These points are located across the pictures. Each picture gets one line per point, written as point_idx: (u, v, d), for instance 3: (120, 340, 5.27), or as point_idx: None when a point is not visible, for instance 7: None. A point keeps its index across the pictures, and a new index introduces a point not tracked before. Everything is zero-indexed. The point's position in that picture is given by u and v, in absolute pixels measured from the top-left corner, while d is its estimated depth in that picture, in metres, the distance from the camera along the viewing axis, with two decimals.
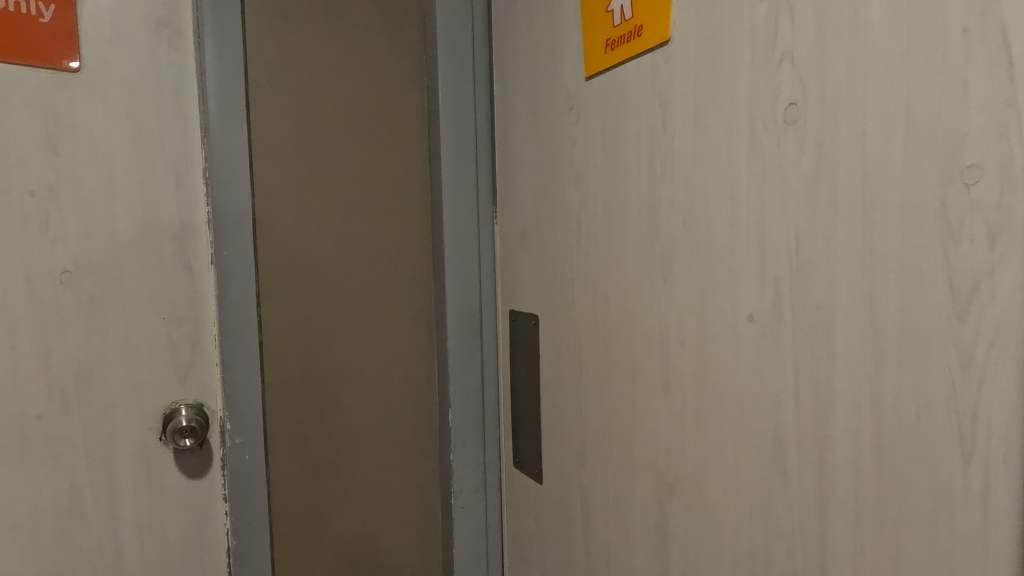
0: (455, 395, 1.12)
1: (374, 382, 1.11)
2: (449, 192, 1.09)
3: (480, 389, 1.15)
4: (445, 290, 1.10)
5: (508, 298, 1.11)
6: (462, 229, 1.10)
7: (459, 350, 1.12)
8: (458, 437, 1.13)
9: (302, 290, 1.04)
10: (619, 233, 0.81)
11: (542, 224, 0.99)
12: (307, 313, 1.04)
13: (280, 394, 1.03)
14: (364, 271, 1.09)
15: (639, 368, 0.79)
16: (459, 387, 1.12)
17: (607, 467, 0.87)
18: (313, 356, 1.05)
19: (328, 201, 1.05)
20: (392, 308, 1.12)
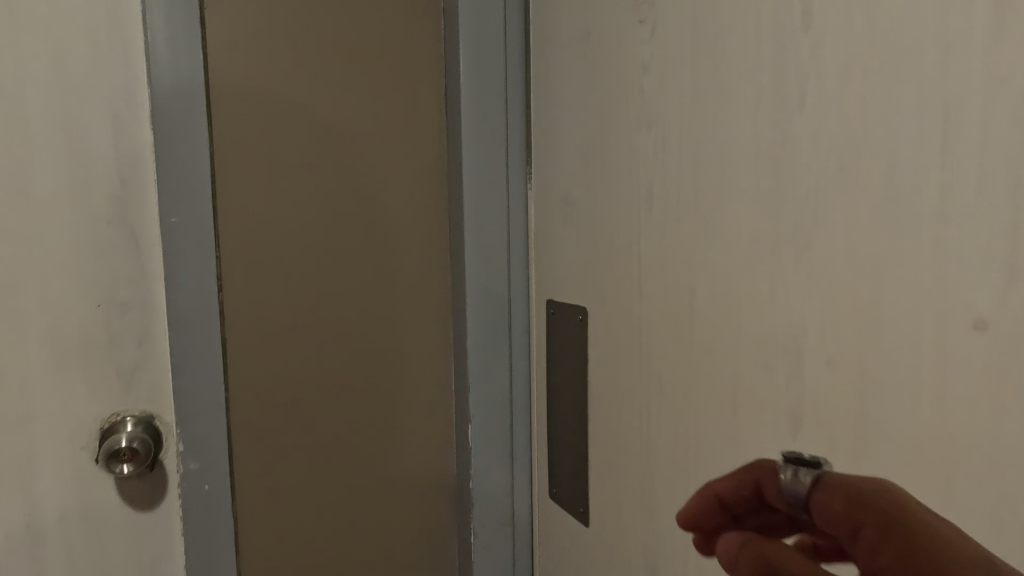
0: (476, 408, 0.88)
1: (377, 390, 0.87)
2: (472, 148, 0.84)
3: (510, 400, 0.90)
4: (465, 275, 0.86)
5: (547, 286, 0.86)
6: (487, 197, 0.85)
7: (482, 352, 0.88)
8: (480, 460, 0.89)
9: (283, 272, 0.81)
10: (718, 192, 0.55)
11: (595, 186, 0.73)
12: (289, 302, 0.81)
13: (254, 405, 0.81)
14: (362, 249, 0.85)
15: (744, 395, 0.53)
16: (482, 397, 0.88)
17: (673, 520, 0.63)
18: (297, 357, 0.82)
19: (316, 158, 0.81)
20: (399, 297, 0.87)
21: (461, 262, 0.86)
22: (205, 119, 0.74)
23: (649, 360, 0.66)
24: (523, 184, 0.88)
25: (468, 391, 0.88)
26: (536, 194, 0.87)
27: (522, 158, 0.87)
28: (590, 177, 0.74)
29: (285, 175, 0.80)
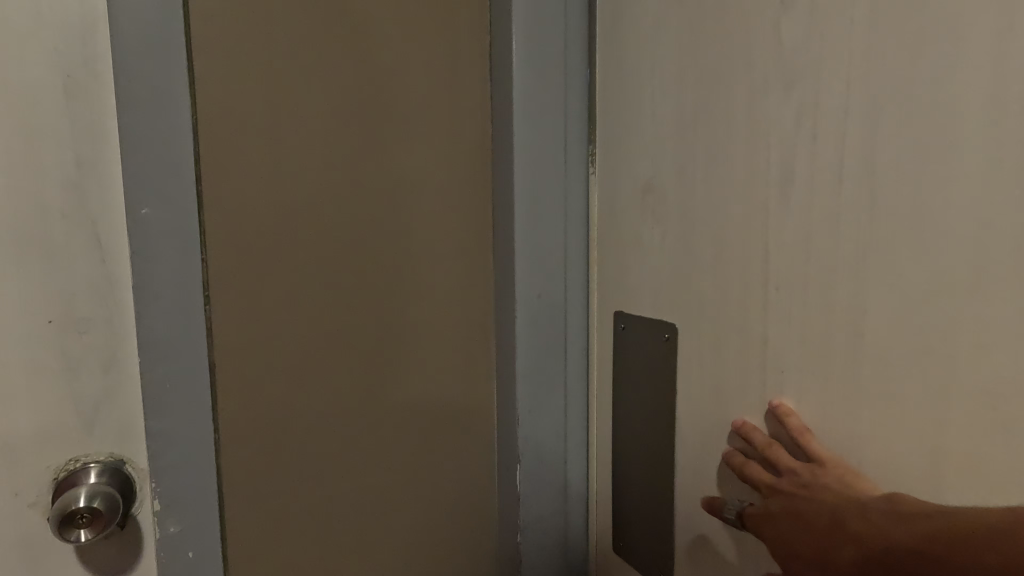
0: (526, 445, 0.72)
1: (406, 428, 0.71)
2: (524, 128, 0.68)
3: (564, 433, 0.75)
4: (514, 282, 0.70)
5: (615, 296, 0.71)
6: (543, 184, 0.70)
7: (533, 378, 0.72)
8: (529, 507, 0.73)
9: (288, 283, 0.63)
10: (921, 183, 0.41)
11: (697, 174, 0.58)
12: (296, 320, 0.64)
13: (252, 451, 0.63)
14: (387, 253, 0.68)
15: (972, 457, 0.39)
16: (535, 433, 0.72)
17: None
18: (307, 389, 0.65)
19: (329, 139, 0.64)
20: (431, 312, 0.71)
21: (508, 267, 0.71)
22: (189, 85, 0.56)
23: (783, 394, 0.51)
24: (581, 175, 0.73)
25: (518, 427, 0.71)
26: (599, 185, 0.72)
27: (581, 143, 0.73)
28: (689, 160, 0.59)
29: (290, 160, 0.62)
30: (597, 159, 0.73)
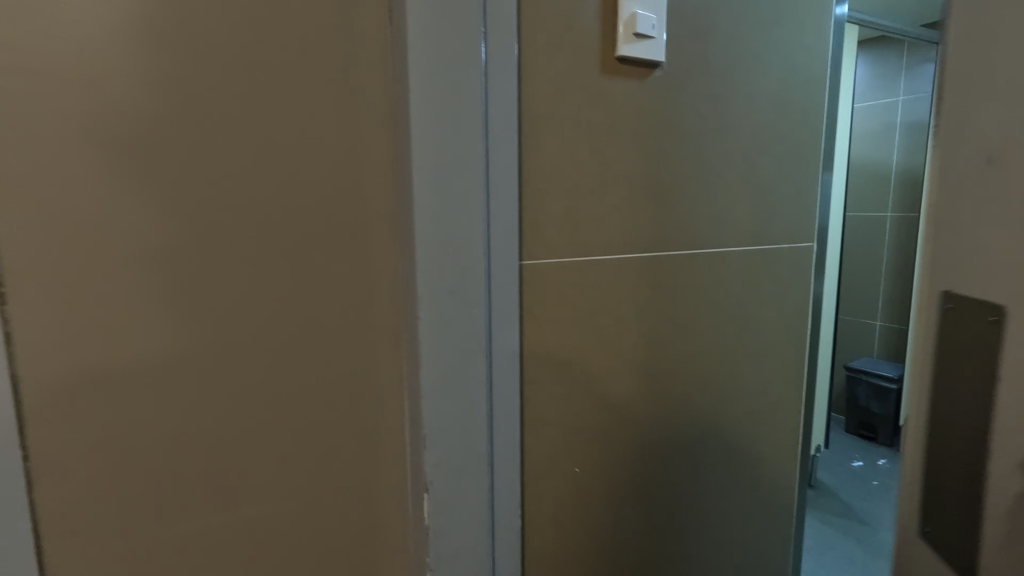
0: (439, 472, 0.47)
1: (325, 454, 0.50)
2: (424, 29, 0.42)
3: (490, 495, 0.51)
4: (415, 218, 0.44)
5: (939, 267, 0.33)
6: (458, 64, 0.44)
7: (446, 369, 0.46)
8: (455, 560, 0.49)
9: (140, 253, 0.42)
10: None
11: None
12: (154, 307, 0.43)
13: (92, 494, 0.43)
14: (294, 208, 0.46)
15: None
16: (448, 499, 0.48)
17: None
18: (175, 404, 0.45)
19: (196, 40, 0.42)
20: (361, 295, 0.49)
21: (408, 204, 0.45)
22: None
23: None
24: (534, 115, 0.50)
25: (426, 489, 0.47)
26: (564, 135, 0.52)
27: (572, 66, 0.51)
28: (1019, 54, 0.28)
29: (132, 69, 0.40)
30: (577, 94, 0.52)
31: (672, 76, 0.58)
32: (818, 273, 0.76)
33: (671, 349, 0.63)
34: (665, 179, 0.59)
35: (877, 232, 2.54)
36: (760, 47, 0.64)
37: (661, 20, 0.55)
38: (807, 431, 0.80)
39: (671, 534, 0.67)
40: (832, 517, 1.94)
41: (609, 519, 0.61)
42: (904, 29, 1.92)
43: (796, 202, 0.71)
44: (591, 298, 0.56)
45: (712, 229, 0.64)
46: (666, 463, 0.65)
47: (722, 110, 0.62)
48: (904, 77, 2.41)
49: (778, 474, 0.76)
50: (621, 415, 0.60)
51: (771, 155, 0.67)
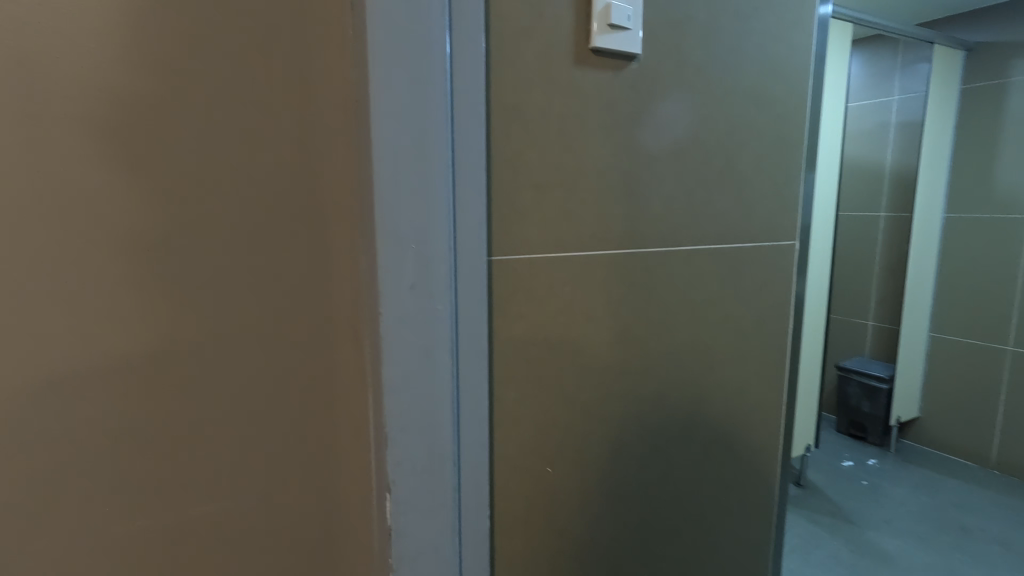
0: (400, 472, 0.46)
1: (288, 450, 0.50)
2: (386, 13, 0.41)
3: (456, 495, 0.50)
4: (375, 212, 0.42)
5: None
6: (420, 54, 0.42)
7: (407, 368, 0.45)
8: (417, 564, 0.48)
9: (90, 247, 0.42)
10: None
11: None
12: (104, 301, 0.43)
13: (50, 480, 0.44)
14: (254, 199, 0.46)
15: None
16: (411, 499, 0.47)
17: None
18: (131, 397, 0.44)
19: (154, 28, 0.42)
20: (324, 289, 0.49)
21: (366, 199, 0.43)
22: None
23: None
24: (503, 105, 0.48)
25: (388, 488, 0.46)
26: (534, 127, 0.51)
27: (543, 56, 0.50)
28: None
29: (88, 57, 0.40)
30: (548, 85, 0.51)
31: (647, 69, 0.57)
32: (799, 271, 0.75)
33: (646, 347, 0.62)
34: (640, 174, 0.58)
35: (871, 232, 2.54)
36: (739, 41, 0.64)
37: (638, 12, 0.54)
38: (788, 431, 0.79)
39: (646, 534, 0.65)
40: (821, 516, 1.94)
41: (582, 520, 0.60)
42: (899, 27, 1.91)
43: (775, 198, 0.70)
44: (563, 294, 0.55)
45: (689, 225, 0.63)
46: (641, 463, 0.64)
47: (700, 104, 0.61)
48: (899, 76, 2.40)
49: (757, 473, 0.75)
50: (594, 414, 0.59)
51: (750, 151, 0.67)
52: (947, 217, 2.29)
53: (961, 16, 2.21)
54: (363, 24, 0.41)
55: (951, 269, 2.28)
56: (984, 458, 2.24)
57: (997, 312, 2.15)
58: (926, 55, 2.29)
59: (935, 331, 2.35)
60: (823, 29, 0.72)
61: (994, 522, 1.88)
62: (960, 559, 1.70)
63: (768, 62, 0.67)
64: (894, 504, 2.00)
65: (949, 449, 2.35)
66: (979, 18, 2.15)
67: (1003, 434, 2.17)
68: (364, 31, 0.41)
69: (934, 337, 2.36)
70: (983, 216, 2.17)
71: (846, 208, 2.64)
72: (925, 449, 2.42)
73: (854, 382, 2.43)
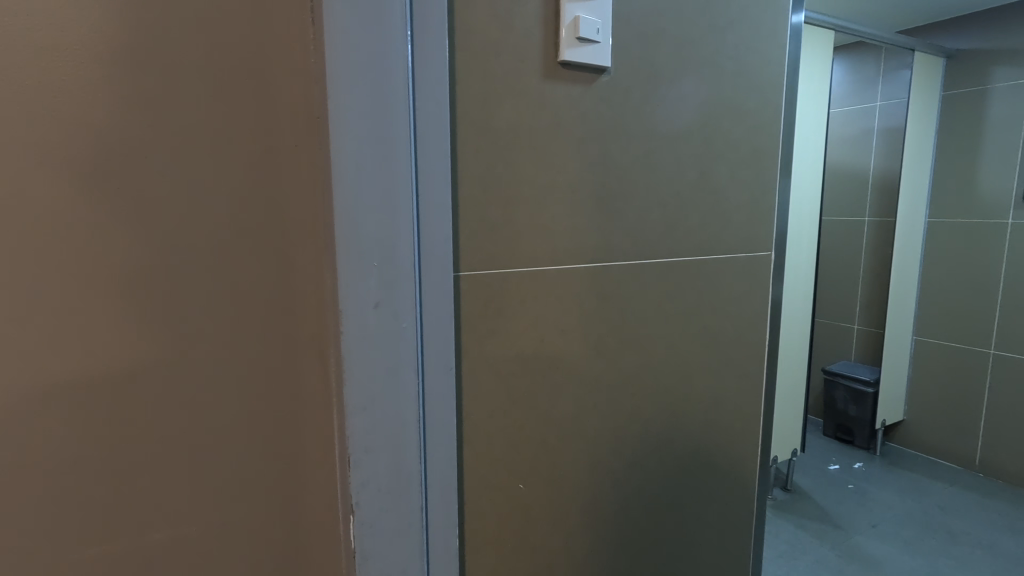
0: (364, 494, 0.45)
1: (252, 475, 0.48)
2: (344, 27, 0.40)
3: (425, 517, 0.49)
4: (334, 231, 0.41)
5: None
6: (380, 71, 0.41)
7: (370, 389, 0.44)
8: None
9: (31, 272, 0.39)
10: None
11: None
12: (47, 328, 0.40)
13: None
14: (213, 216, 0.43)
15: None
16: (376, 521, 0.46)
17: None
18: (82, 428, 0.42)
19: (102, 34, 0.39)
20: (288, 308, 0.47)
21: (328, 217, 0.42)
22: None
23: None
24: (469, 120, 0.48)
25: (352, 511, 0.45)
26: (503, 141, 0.50)
27: (511, 69, 0.50)
28: None
29: (22, 66, 0.37)
30: (516, 100, 0.50)
31: (619, 82, 0.57)
32: (775, 280, 0.75)
33: (620, 360, 0.61)
34: (613, 187, 0.58)
35: (856, 236, 2.56)
36: (712, 53, 0.64)
37: (607, 25, 0.54)
38: (765, 440, 0.79)
39: (624, 548, 0.65)
40: (808, 521, 1.94)
41: (558, 537, 0.59)
42: (882, 33, 1.93)
43: (750, 209, 0.70)
44: (534, 309, 0.54)
45: (663, 238, 0.63)
46: (616, 477, 0.63)
47: (673, 116, 0.61)
48: (882, 82, 2.42)
49: (736, 484, 0.75)
50: (568, 429, 0.58)
51: (724, 163, 0.67)
52: (929, 222, 2.31)
53: (941, 23, 2.24)
54: (319, 39, 0.40)
55: (934, 273, 2.31)
56: (967, 461, 2.26)
57: (980, 315, 2.18)
58: (908, 61, 2.31)
59: (919, 334, 2.37)
60: (797, 38, 0.72)
61: (977, 525, 1.90)
62: (945, 562, 1.71)
63: (742, 73, 0.67)
64: (880, 508, 2.01)
65: (933, 452, 2.37)
66: (959, 26, 2.18)
67: (986, 436, 2.20)
68: (321, 45, 0.40)
69: (918, 340, 2.38)
70: (965, 221, 2.20)
71: (830, 212, 2.66)
72: (909, 452, 2.44)
73: (841, 385, 2.44)
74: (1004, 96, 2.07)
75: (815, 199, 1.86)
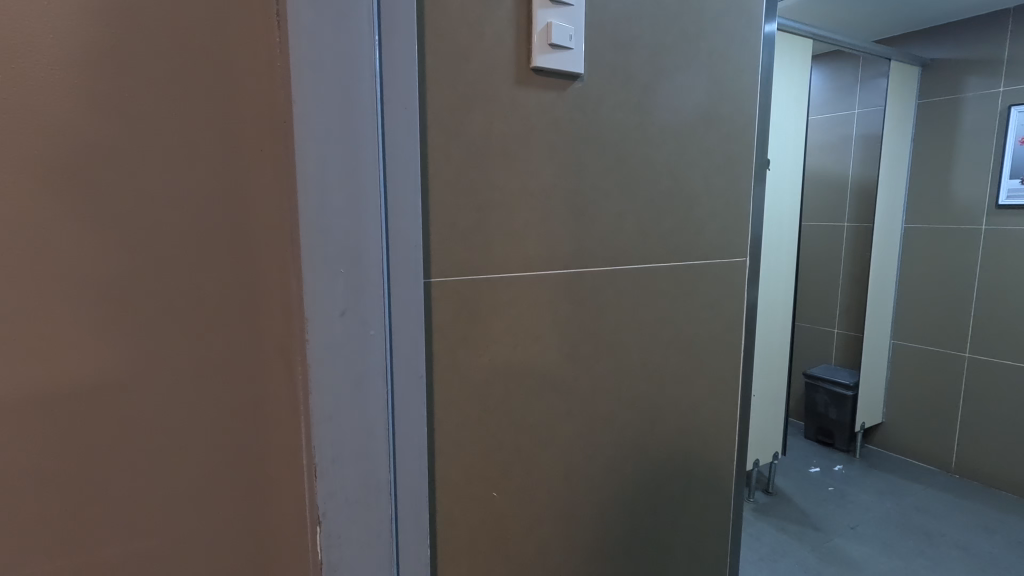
0: (329, 505, 0.44)
1: (217, 487, 0.47)
2: (309, 30, 0.39)
3: (394, 527, 0.48)
4: (299, 238, 0.41)
5: None
6: (345, 76, 0.41)
7: (336, 397, 0.43)
8: None
9: None
10: None
11: None
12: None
13: None
14: (175, 221, 0.42)
15: None
16: (343, 531, 0.45)
17: None
18: (37, 440, 0.41)
19: (61, 35, 0.38)
20: (254, 315, 0.46)
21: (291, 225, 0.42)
22: None
23: None
24: (440, 125, 0.48)
25: (319, 522, 0.44)
26: (474, 147, 0.50)
27: (482, 75, 0.49)
28: None
29: None
30: (487, 106, 0.50)
31: (592, 88, 0.57)
32: (749, 286, 0.76)
33: (595, 367, 0.61)
34: (586, 194, 0.58)
35: (835, 241, 2.60)
36: (685, 61, 0.64)
37: (580, 32, 0.54)
38: (741, 446, 0.79)
39: (599, 555, 0.65)
40: (788, 523, 1.96)
41: (532, 545, 0.59)
42: (859, 43, 1.97)
43: (724, 215, 0.71)
44: (507, 316, 0.54)
45: (638, 244, 0.63)
46: (591, 484, 0.63)
47: (647, 123, 0.61)
48: (859, 91, 2.47)
49: (711, 489, 0.76)
50: (542, 436, 0.58)
51: (699, 170, 0.67)
52: (906, 228, 2.35)
53: (917, 33, 2.29)
54: (284, 41, 0.39)
55: (911, 278, 2.35)
56: (943, 462, 2.30)
57: (955, 319, 2.22)
58: (885, 70, 2.36)
59: (897, 338, 2.41)
60: (770, 46, 0.73)
61: (951, 526, 1.93)
62: (921, 562, 1.74)
63: (715, 82, 0.67)
64: (859, 510, 2.03)
65: (910, 454, 2.40)
66: (934, 37, 2.23)
67: (961, 438, 2.24)
68: (286, 48, 0.39)
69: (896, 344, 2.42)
70: (939, 226, 2.24)
71: (810, 218, 2.70)
72: (887, 454, 2.48)
73: (821, 389, 2.47)
74: (977, 105, 2.12)
75: (795, 204, 1.89)
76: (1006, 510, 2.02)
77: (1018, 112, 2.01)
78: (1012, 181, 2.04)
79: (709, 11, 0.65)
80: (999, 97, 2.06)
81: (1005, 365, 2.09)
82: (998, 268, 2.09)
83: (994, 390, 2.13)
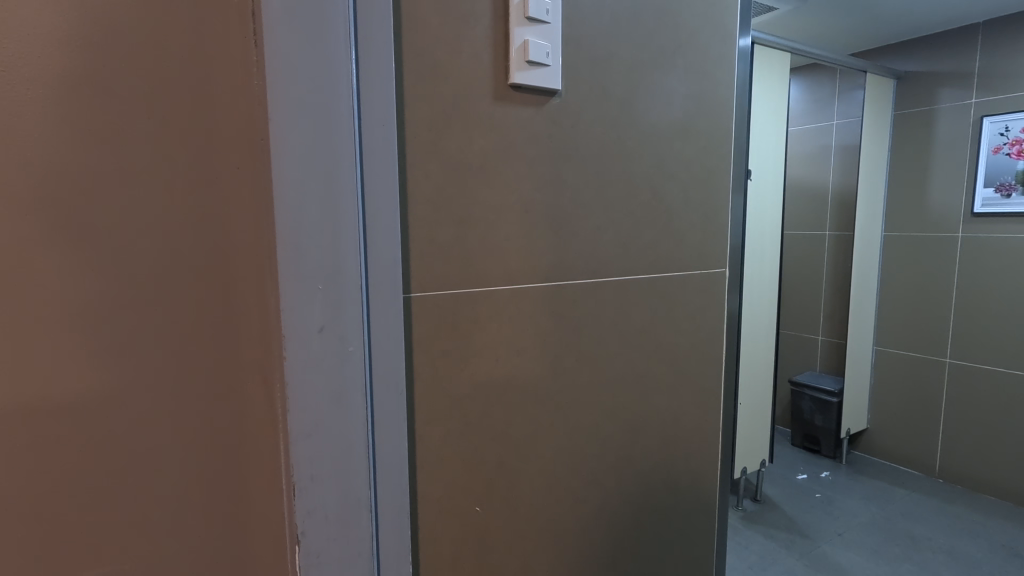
0: (309, 525, 0.44)
1: (193, 508, 0.46)
2: (286, 52, 0.39)
3: (375, 544, 0.47)
4: (279, 257, 0.41)
5: None
6: (322, 95, 0.41)
7: (315, 415, 0.43)
8: None
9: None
10: None
11: None
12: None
13: None
14: (151, 240, 0.42)
15: None
16: (324, 548, 0.45)
17: None
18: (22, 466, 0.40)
19: (48, 64, 0.38)
20: (232, 332, 0.45)
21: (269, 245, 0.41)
22: None
23: None
24: (420, 144, 0.48)
25: (298, 541, 0.44)
26: (453, 163, 0.50)
27: (462, 94, 0.50)
28: None
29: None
30: (467, 123, 0.51)
31: (570, 104, 0.58)
32: (730, 295, 0.77)
33: (578, 379, 0.62)
34: (566, 208, 0.58)
35: (818, 250, 2.63)
36: (662, 76, 0.65)
37: (556, 49, 0.55)
38: (725, 454, 0.80)
39: (585, 568, 0.65)
40: (777, 530, 1.98)
41: (518, 558, 0.59)
42: (838, 55, 2.01)
43: (703, 227, 0.72)
44: (489, 329, 0.54)
45: (618, 256, 0.63)
46: (576, 495, 0.63)
47: (624, 138, 0.62)
48: (837, 102, 2.52)
49: (696, 498, 0.76)
50: (526, 449, 0.58)
51: (677, 182, 0.68)
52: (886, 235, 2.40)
53: (892, 47, 2.35)
54: (261, 62, 0.39)
55: (892, 285, 2.39)
56: (927, 467, 2.32)
57: (935, 325, 2.26)
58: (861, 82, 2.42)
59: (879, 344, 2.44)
60: (746, 61, 0.75)
61: (936, 530, 1.94)
62: (908, 567, 1.75)
63: (693, 96, 0.69)
64: (846, 515, 2.05)
65: (895, 459, 2.43)
66: (908, 49, 2.29)
67: (943, 442, 2.27)
68: (263, 66, 0.39)
69: (878, 350, 2.45)
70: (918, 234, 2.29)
71: (792, 226, 2.74)
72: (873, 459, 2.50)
73: (807, 395, 2.49)
74: (951, 116, 2.17)
75: (777, 213, 1.92)
76: (989, 513, 2.04)
77: (989, 122, 2.07)
78: (986, 189, 2.09)
79: (685, 27, 0.67)
80: (972, 107, 2.12)
81: (984, 369, 2.13)
82: (975, 274, 2.14)
83: (975, 394, 2.17)
